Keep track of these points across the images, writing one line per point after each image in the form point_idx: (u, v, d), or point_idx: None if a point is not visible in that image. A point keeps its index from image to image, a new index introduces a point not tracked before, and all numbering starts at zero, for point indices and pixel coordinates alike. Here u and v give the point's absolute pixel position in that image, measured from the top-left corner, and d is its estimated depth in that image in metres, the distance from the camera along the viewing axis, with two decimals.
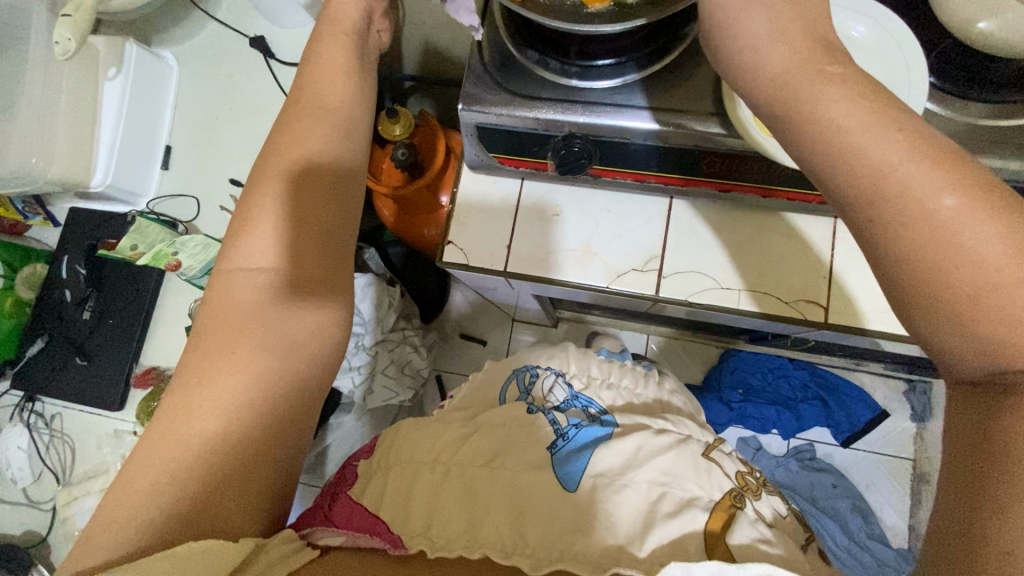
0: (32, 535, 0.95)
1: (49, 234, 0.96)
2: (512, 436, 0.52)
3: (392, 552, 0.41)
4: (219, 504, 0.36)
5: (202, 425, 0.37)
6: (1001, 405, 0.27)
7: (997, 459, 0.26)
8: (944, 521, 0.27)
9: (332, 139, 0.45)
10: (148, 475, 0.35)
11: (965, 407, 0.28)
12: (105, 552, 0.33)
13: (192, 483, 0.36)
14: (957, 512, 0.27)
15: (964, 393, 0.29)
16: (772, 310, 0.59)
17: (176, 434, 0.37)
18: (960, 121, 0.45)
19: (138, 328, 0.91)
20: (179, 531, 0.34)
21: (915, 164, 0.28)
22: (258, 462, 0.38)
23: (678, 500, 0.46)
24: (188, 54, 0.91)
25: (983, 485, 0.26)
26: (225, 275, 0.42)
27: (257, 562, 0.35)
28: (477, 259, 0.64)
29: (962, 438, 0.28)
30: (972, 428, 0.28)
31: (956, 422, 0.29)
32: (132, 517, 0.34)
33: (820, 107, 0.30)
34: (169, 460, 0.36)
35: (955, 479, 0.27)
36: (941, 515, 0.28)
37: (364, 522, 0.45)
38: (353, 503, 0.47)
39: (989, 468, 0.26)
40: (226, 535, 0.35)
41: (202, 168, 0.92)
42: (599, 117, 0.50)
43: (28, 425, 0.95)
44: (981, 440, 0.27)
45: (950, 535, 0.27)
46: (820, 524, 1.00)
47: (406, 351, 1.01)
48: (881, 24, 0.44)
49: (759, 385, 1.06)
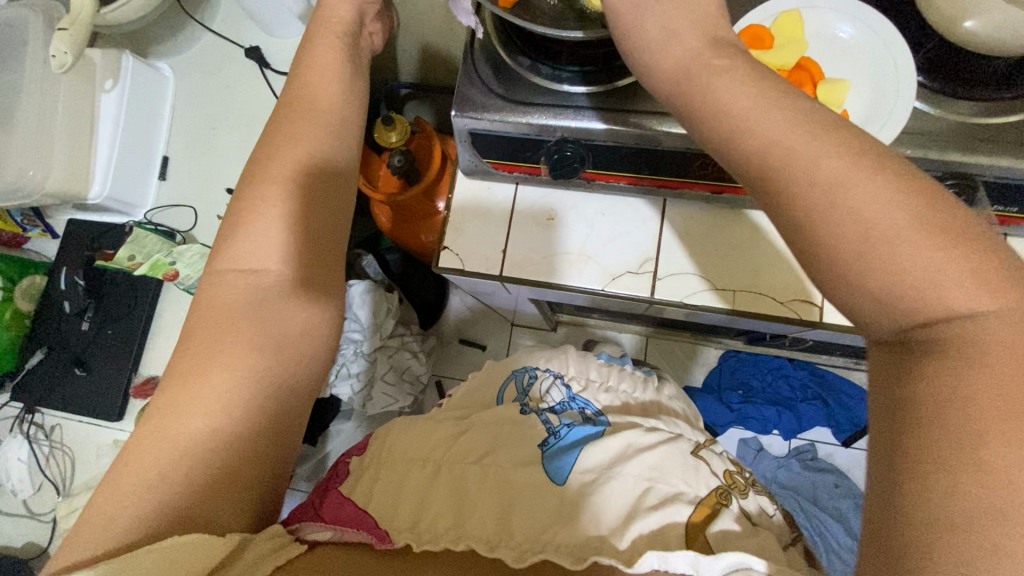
0: (33, 546, 0.95)
1: (48, 246, 0.97)
2: (501, 435, 0.52)
3: (378, 546, 0.41)
4: (209, 499, 0.36)
5: (185, 426, 0.37)
6: (916, 361, 0.27)
7: (917, 415, 0.26)
8: (878, 483, 0.27)
9: (321, 148, 0.45)
10: (131, 480, 0.35)
11: (886, 370, 0.28)
12: (91, 549, 0.33)
13: (176, 485, 0.36)
14: (887, 476, 0.26)
15: (884, 354, 0.29)
16: (767, 311, 0.59)
17: (161, 434, 0.37)
18: (947, 119, 0.46)
19: (135, 338, 0.91)
20: (164, 525, 0.34)
21: (887, 162, 0.29)
22: (246, 459, 0.38)
23: (664, 495, 0.46)
24: (184, 65, 0.92)
25: (904, 435, 0.26)
26: (215, 276, 0.42)
27: (241, 560, 0.36)
28: (473, 265, 0.64)
29: (885, 397, 0.28)
30: (894, 389, 0.28)
31: (880, 383, 0.29)
32: (115, 516, 0.34)
33: (796, 107, 0.31)
34: (152, 462, 0.36)
35: (888, 435, 0.27)
36: (874, 479, 0.28)
37: (352, 518, 0.44)
38: (343, 498, 0.47)
39: (915, 420, 0.26)
40: (210, 528, 0.35)
41: (199, 177, 0.92)
42: (589, 122, 0.51)
43: (28, 437, 0.95)
44: (898, 397, 0.27)
45: (883, 492, 0.26)
46: (822, 524, 1.01)
47: (406, 357, 1.01)
48: (868, 24, 0.46)
49: (760, 385, 1.07)
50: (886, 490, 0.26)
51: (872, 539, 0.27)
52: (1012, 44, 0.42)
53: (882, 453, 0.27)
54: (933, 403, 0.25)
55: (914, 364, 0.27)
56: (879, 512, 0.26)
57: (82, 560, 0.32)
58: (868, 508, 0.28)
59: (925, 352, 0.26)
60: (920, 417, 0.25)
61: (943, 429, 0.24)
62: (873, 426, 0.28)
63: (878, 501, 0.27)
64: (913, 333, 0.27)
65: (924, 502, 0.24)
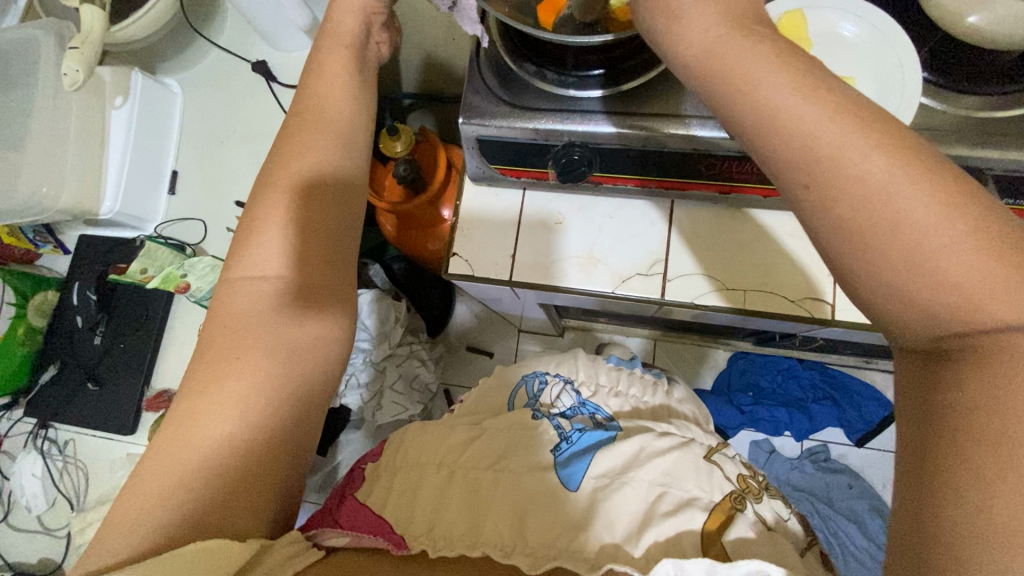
0: (48, 562, 0.95)
1: (60, 262, 0.98)
2: (516, 440, 0.52)
3: (395, 552, 0.41)
4: (226, 507, 0.36)
5: (205, 434, 0.37)
6: (947, 369, 0.26)
7: (947, 426, 0.25)
8: (903, 498, 0.27)
9: (332, 157, 0.45)
10: (150, 486, 0.36)
11: (915, 377, 0.28)
12: (113, 556, 0.33)
13: (195, 491, 0.36)
14: (917, 490, 0.26)
15: (913, 362, 0.29)
16: (778, 309, 0.59)
17: (179, 441, 0.37)
18: (956, 114, 0.46)
19: (148, 352, 0.92)
20: (186, 531, 0.34)
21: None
22: (262, 465, 0.38)
23: (678, 500, 0.46)
24: (191, 81, 0.93)
25: (937, 441, 0.25)
26: (229, 284, 0.42)
27: (262, 564, 0.36)
28: (483, 271, 0.65)
29: (911, 407, 0.28)
30: (922, 396, 0.27)
31: (908, 389, 0.29)
32: (135, 522, 0.34)
33: (797, 96, 0.31)
34: (171, 468, 0.36)
35: (912, 445, 0.27)
36: (899, 485, 0.27)
37: (370, 524, 0.45)
38: (360, 504, 0.48)
39: (946, 432, 0.25)
40: (232, 534, 0.36)
41: (208, 190, 0.92)
42: (598, 125, 0.51)
43: (42, 452, 0.96)
44: (930, 406, 0.26)
45: (911, 502, 0.26)
46: (836, 525, 1.00)
47: (414, 365, 1.02)
48: (871, 22, 0.46)
49: (770, 386, 1.06)
50: (913, 500, 0.26)
51: (899, 549, 0.26)
52: (1016, 38, 0.43)
53: (911, 464, 0.26)
54: (964, 416, 0.25)
55: (947, 372, 0.26)
56: (907, 520, 0.26)
57: (109, 564, 0.33)
58: (894, 523, 0.27)
59: (957, 359, 0.26)
60: (943, 429, 0.25)
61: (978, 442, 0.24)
62: (902, 436, 0.28)
63: (906, 511, 0.26)
64: (947, 341, 0.27)
65: (956, 509, 0.24)
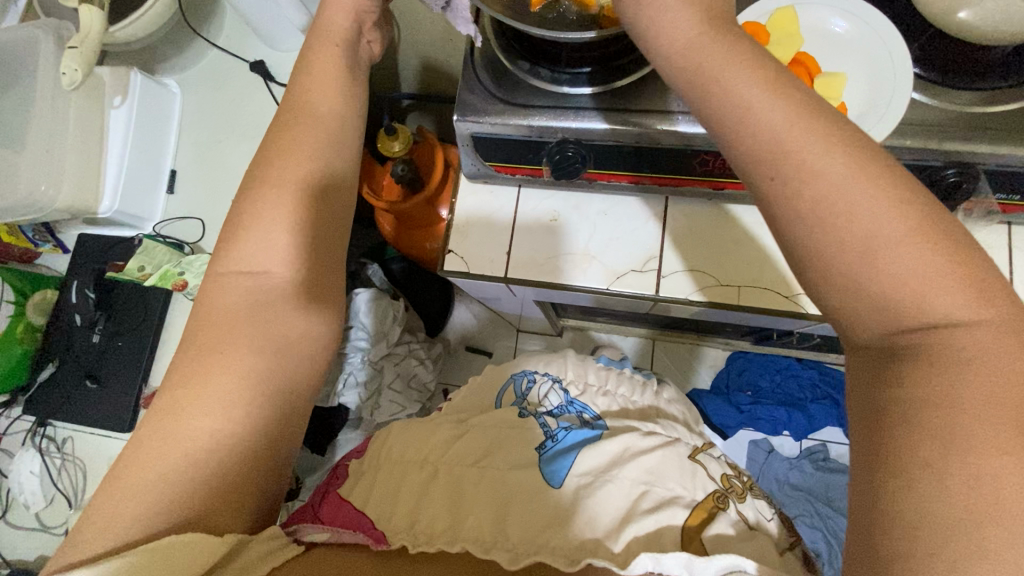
0: (44, 560, 0.95)
1: (60, 260, 0.99)
2: (504, 437, 0.52)
3: (374, 547, 0.42)
4: (208, 502, 0.37)
5: (189, 431, 0.37)
6: (896, 367, 0.28)
7: (900, 419, 0.27)
8: (858, 495, 0.28)
9: (323, 154, 0.46)
10: (134, 480, 0.36)
11: (862, 373, 0.30)
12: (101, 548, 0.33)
13: (180, 485, 0.36)
14: (867, 483, 0.28)
15: (857, 358, 0.30)
16: (772, 305, 0.59)
17: (160, 436, 0.37)
18: (948, 109, 0.46)
19: (146, 350, 0.92)
20: (166, 528, 0.35)
21: (863, 156, 0.30)
22: (245, 460, 0.38)
23: (659, 498, 0.46)
24: (190, 81, 0.93)
25: (890, 434, 0.27)
26: (217, 279, 0.42)
27: (237, 560, 0.36)
28: (477, 267, 0.65)
29: (860, 402, 0.30)
30: (869, 390, 0.29)
31: (857, 383, 0.30)
32: (119, 516, 0.34)
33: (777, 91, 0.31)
34: (155, 463, 0.36)
35: (862, 442, 0.29)
36: (853, 481, 0.29)
37: (350, 519, 0.45)
38: (341, 500, 0.48)
39: (888, 426, 0.27)
40: (210, 530, 0.36)
41: (205, 189, 0.93)
42: (590, 122, 0.51)
43: (40, 450, 0.96)
44: (882, 400, 0.28)
45: (866, 497, 0.27)
46: (837, 525, 0.99)
47: (412, 364, 1.02)
48: (860, 17, 0.46)
49: (768, 386, 1.06)
50: (864, 493, 0.28)
51: (854, 544, 0.28)
52: (1006, 33, 0.43)
53: (861, 461, 0.28)
54: (906, 415, 0.27)
55: (894, 368, 0.28)
56: (861, 516, 0.28)
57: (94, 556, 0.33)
58: (852, 519, 0.29)
59: (907, 358, 0.28)
60: (891, 420, 0.27)
61: (921, 438, 0.26)
62: (853, 430, 0.30)
63: (860, 505, 0.28)
64: (901, 341, 0.29)
65: (906, 501, 0.26)
